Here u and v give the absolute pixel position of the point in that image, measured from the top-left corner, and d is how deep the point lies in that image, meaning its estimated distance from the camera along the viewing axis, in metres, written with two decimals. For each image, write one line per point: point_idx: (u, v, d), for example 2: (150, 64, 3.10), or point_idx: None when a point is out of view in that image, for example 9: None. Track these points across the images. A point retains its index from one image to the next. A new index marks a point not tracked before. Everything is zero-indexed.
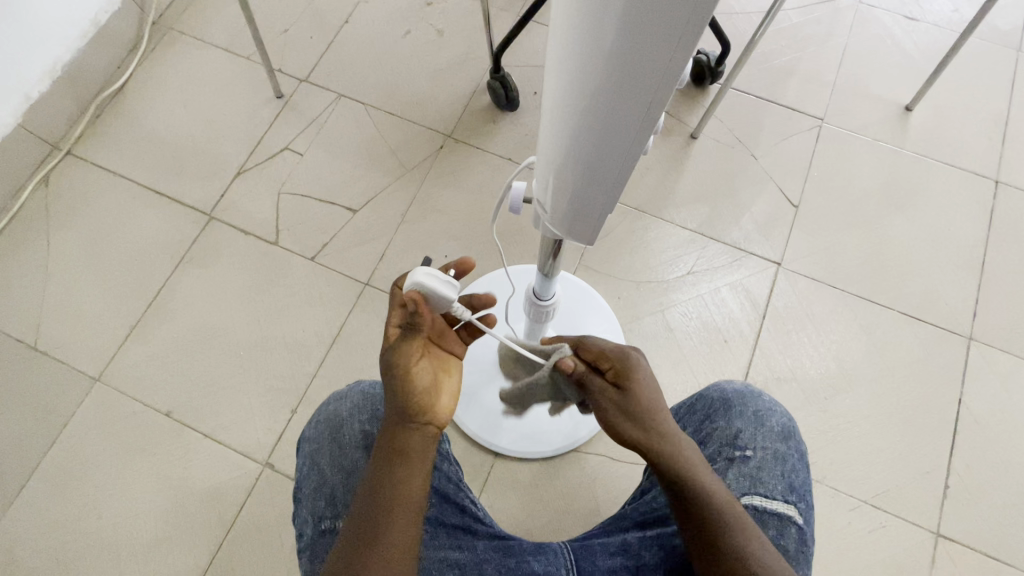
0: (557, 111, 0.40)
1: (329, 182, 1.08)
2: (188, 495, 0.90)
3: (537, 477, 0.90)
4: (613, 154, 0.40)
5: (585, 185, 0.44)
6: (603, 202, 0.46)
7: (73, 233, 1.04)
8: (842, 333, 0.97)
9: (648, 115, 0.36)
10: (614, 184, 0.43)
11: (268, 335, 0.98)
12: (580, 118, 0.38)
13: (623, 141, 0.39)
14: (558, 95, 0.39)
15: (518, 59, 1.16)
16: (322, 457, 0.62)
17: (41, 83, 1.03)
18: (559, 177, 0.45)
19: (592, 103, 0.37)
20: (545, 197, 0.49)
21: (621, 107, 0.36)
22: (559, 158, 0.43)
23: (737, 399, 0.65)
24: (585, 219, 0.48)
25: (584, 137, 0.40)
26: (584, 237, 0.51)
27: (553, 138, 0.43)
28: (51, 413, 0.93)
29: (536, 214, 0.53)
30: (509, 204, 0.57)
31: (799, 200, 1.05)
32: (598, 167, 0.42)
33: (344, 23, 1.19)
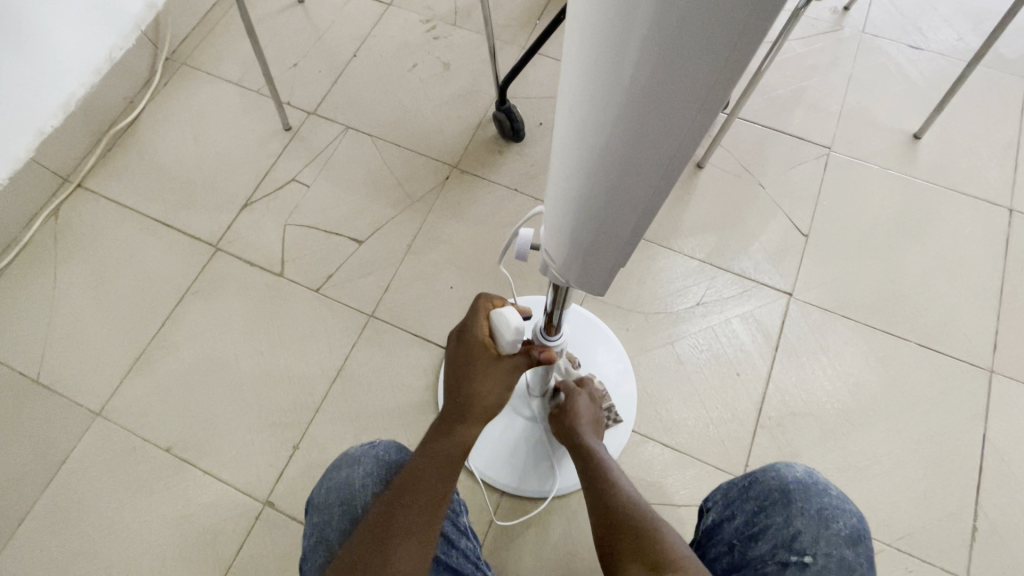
0: (573, 152, 0.38)
1: (336, 213, 1.08)
2: (186, 535, 0.88)
3: (545, 516, 0.87)
4: (637, 194, 0.38)
5: (605, 225, 0.42)
6: (622, 243, 0.44)
7: (80, 265, 1.04)
8: (857, 365, 0.94)
9: (676, 155, 0.34)
10: (637, 224, 0.41)
11: (272, 368, 0.97)
12: (601, 159, 0.37)
13: (648, 180, 0.37)
14: (574, 136, 0.37)
15: (523, 91, 1.17)
16: (332, 530, 0.60)
17: (54, 118, 1.03)
18: (575, 220, 0.43)
19: (614, 143, 0.35)
20: (556, 241, 0.47)
21: (648, 148, 0.34)
22: (575, 201, 0.41)
23: (800, 492, 0.59)
24: (595, 271, 0.48)
25: (604, 178, 0.38)
26: (602, 279, 0.49)
27: (567, 180, 0.41)
28: (50, 448, 0.92)
29: (545, 258, 0.51)
30: (516, 250, 0.56)
31: (808, 229, 1.03)
32: (620, 207, 0.40)
33: (352, 57, 1.21)
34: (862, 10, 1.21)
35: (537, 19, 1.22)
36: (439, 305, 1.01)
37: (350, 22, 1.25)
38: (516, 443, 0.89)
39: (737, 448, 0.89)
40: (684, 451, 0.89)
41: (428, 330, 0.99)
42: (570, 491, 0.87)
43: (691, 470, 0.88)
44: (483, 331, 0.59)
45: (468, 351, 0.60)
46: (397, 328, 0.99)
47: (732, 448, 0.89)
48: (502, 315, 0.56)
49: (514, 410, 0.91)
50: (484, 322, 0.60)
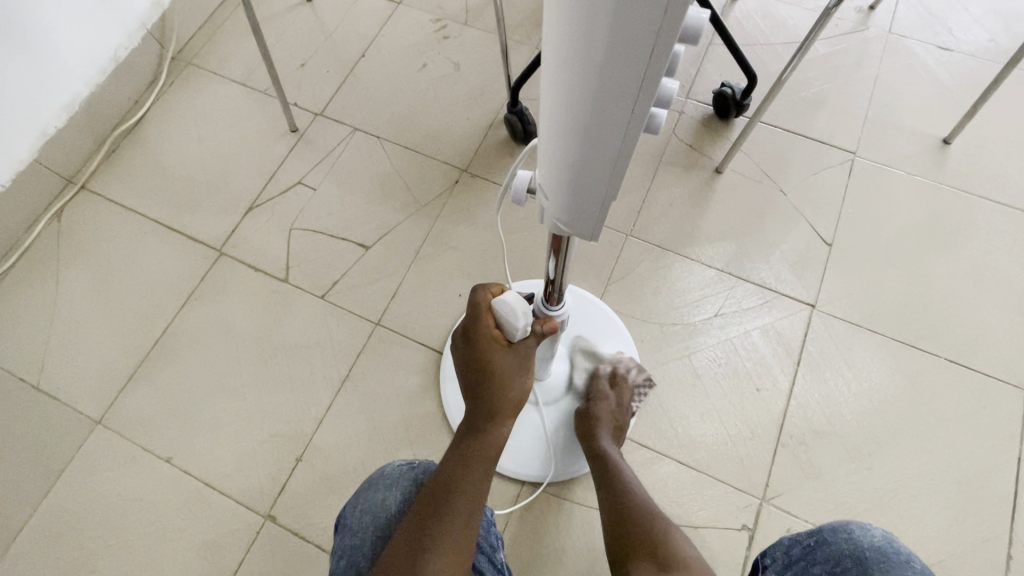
0: (554, 51, 0.32)
1: (343, 217, 1.05)
2: (185, 547, 0.85)
3: (554, 534, 0.83)
4: (624, 102, 0.32)
5: (592, 147, 0.36)
6: (612, 171, 0.38)
7: (83, 268, 1.02)
8: (884, 382, 0.90)
9: (663, 47, 0.28)
10: (626, 143, 0.35)
11: (275, 376, 0.95)
12: (580, 56, 0.30)
13: (634, 81, 0.30)
14: (555, 28, 0.31)
15: (535, 92, 1.14)
16: (363, 556, 0.57)
17: (58, 118, 1.01)
18: (561, 142, 0.37)
19: (585, 50, 0.30)
20: (546, 171, 0.41)
21: (628, 36, 0.28)
22: (559, 115, 0.36)
23: (877, 563, 0.54)
24: (587, 214, 0.42)
25: (586, 82, 0.32)
26: (593, 218, 0.43)
27: (553, 88, 0.35)
28: (50, 456, 0.90)
29: (540, 197, 0.45)
30: (512, 195, 0.50)
31: (832, 238, 0.99)
32: (606, 120, 0.34)
33: (361, 57, 1.19)
34: (889, 9, 1.16)
35: None
36: (447, 313, 0.98)
37: (359, 22, 1.22)
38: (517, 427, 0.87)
39: (757, 467, 0.85)
40: (701, 469, 0.86)
41: (435, 339, 0.96)
42: (568, 477, 0.85)
43: (709, 490, 0.84)
44: (489, 323, 0.59)
45: (480, 348, 0.60)
46: (403, 336, 0.96)
47: (752, 467, 0.85)
48: (499, 304, 0.55)
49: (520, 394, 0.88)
50: (487, 314, 0.60)
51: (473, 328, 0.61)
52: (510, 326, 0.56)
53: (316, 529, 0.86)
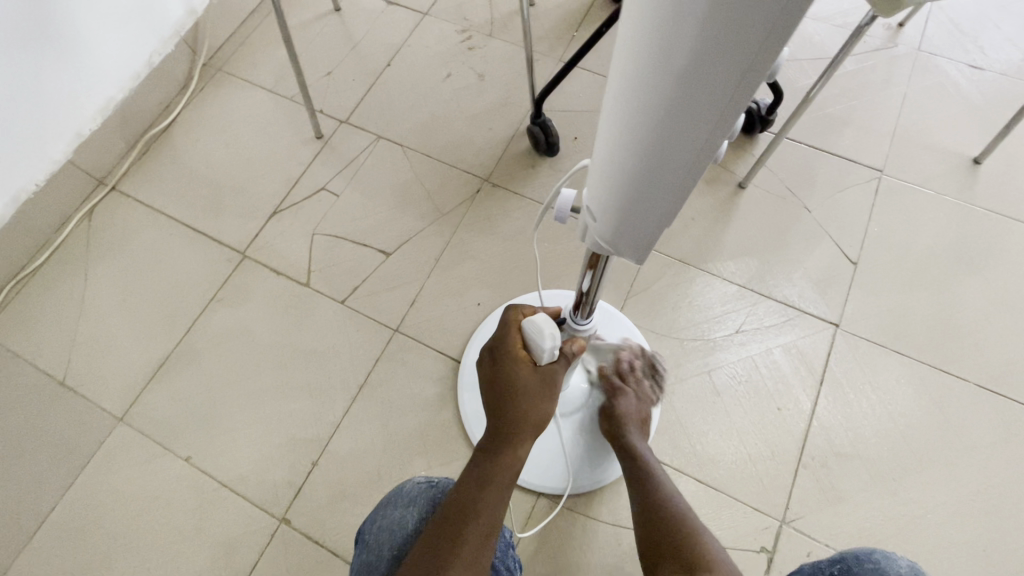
0: (625, 71, 0.32)
1: (365, 224, 1.06)
2: (200, 548, 0.86)
3: (569, 549, 0.82)
4: (696, 125, 0.31)
5: (655, 167, 0.35)
6: (674, 191, 0.37)
7: (111, 268, 1.05)
8: (910, 406, 0.88)
9: (749, 70, 0.27)
10: (692, 165, 0.34)
11: (293, 379, 0.95)
12: (657, 77, 0.30)
13: (711, 104, 0.30)
14: (630, 49, 0.31)
15: (557, 104, 1.14)
16: (380, 573, 0.57)
17: (92, 121, 1.05)
18: (621, 161, 0.37)
19: (664, 81, 0.30)
20: (597, 190, 0.40)
21: (714, 61, 0.27)
22: (623, 134, 0.35)
23: None
24: (635, 237, 0.42)
25: (658, 109, 0.32)
26: (643, 239, 0.42)
27: (618, 107, 0.34)
28: (72, 451, 0.92)
29: (586, 215, 0.44)
30: (555, 213, 0.50)
31: (857, 257, 0.98)
32: (674, 142, 0.33)
33: (386, 66, 1.20)
34: (918, 26, 1.15)
35: (574, 31, 1.19)
36: (465, 322, 0.98)
37: (385, 32, 1.24)
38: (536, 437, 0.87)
39: (777, 488, 0.84)
40: (718, 488, 0.84)
41: (453, 347, 0.96)
42: (586, 490, 0.84)
43: (727, 510, 0.83)
44: (516, 343, 0.63)
45: (506, 365, 0.62)
46: (421, 344, 0.97)
47: (771, 488, 0.84)
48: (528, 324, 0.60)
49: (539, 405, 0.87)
50: (515, 333, 0.63)
51: (502, 346, 0.64)
52: (536, 342, 0.59)
53: (330, 535, 0.86)
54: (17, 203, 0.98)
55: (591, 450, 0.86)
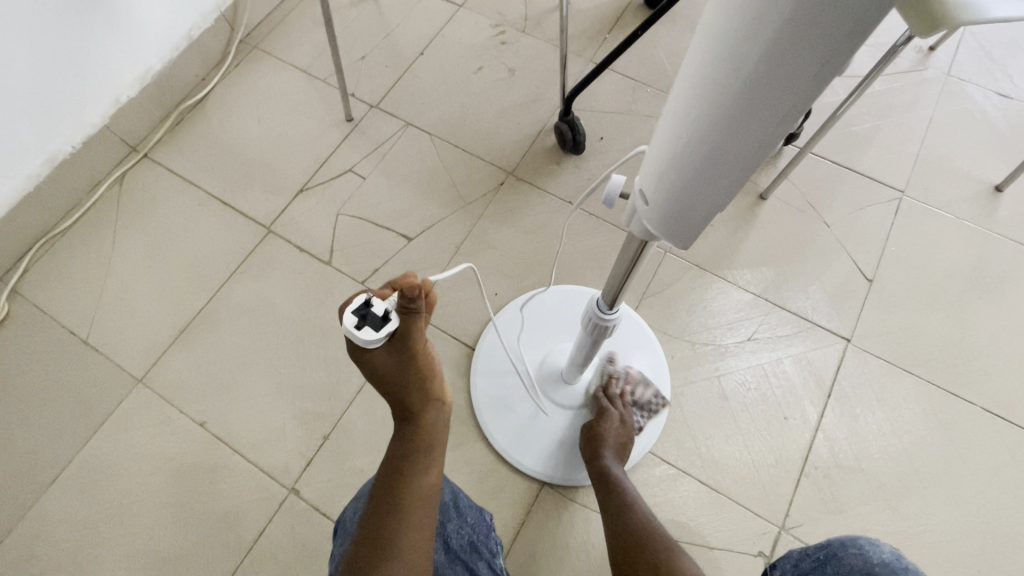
0: (703, 55, 0.32)
1: (389, 208, 1.08)
2: (210, 511, 0.88)
3: (571, 539, 0.84)
4: (767, 112, 0.31)
5: (717, 155, 0.35)
6: (730, 182, 0.37)
7: (138, 234, 1.07)
8: (915, 424, 0.89)
9: (834, 55, 0.28)
10: (755, 154, 0.34)
11: (310, 354, 0.97)
12: (735, 64, 0.31)
13: (787, 92, 0.30)
14: (711, 34, 0.31)
15: (586, 104, 1.16)
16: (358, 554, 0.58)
17: (131, 88, 1.08)
18: (680, 148, 0.37)
19: (746, 64, 0.30)
20: (651, 179, 0.40)
21: (799, 46, 0.28)
22: (688, 120, 0.35)
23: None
24: (685, 224, 0.41)
25: (733, 93, 0.32)
26: (695, 228, 0.41)
27: (687, 92, 0.35)
28: (90, 408, 0.94)
29: (635, 201, 0.44)
30: (602, 198, 0.48)
31: (874, 275, 0.99)
32: (741, 130, 0.33)
33: (419, 55, 1.22)
34: (949, 51, 1.16)
35: (607, 33, 1.20)
36: (481, 310, 0.99)
37: (420, 21, 1.26)
38: (545, 428, 0.88)
39: (779, 496, 0.85)
40: (720, 491, 0.86)
41: (468, 333, 0.97)
42: (587, 485, 0.86)
43: (728, 512, 0.84)
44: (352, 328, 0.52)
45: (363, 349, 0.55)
46: (437, 328, 0.98)
47: (773, 494, 0.85)
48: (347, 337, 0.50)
49: (541, 395, 0.90)
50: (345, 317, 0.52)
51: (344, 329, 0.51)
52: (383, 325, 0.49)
53: (338, 507, 0.88)
54: (52, 162, 1.01)
55: None
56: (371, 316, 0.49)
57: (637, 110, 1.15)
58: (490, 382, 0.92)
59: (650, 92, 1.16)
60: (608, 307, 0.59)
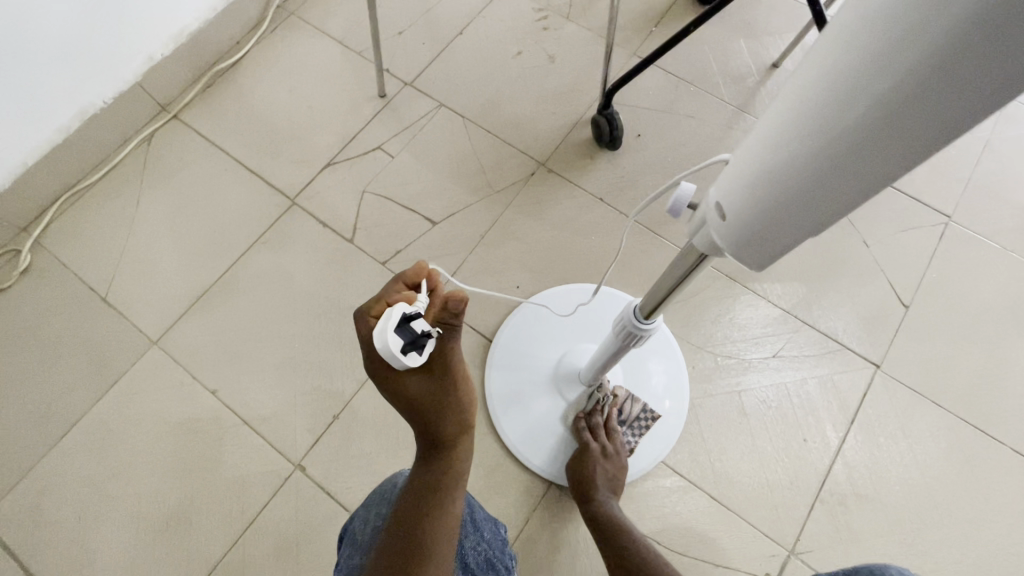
0: (823, 71, 0.29)
1: (415, 189, 1.06)
2: (215, 479, 0.88)
3: (574, 543, 0.83)
4: (888, 145, 0.27)
5: (821, 180, 0.31)
6: (826, 212, 0.32)
7: (163, 195, 1.06)
8: (940, 459, 0.86)
9: (976, 101, 0.24)
10: (865, 186, 0.30)
11: (325, 331, 0.96)
12: (859, 89, 0.27)
13: (916, 126, 0.26)
14: (851, 36, 0.27)
15: (625, 98, 1.12)
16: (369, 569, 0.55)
17: (165, 47, 1.06)
18: (770, 170, 0.33)
19: (872, 91, 0.26)
20: (730, 192, 0.36)
21: (939, 83, 0.24)
22: (790, 139, 0.31)
23: None
24: (756, 251, 0.37)
25: (849, 121, 0.28)
26: (767, 257, 0.37)
27: (803, 101, 0.30)
28: (104, 365, 0.94)
29: (703, 212, 0.41)
30: (668, 206, 0.45)
31: (910, 300, 0.95)
32: (859, 156, 0.28)
33: (458, 34, 1.19)
34: None
35: (654, 26, 1.16)
36: (502, 302, 0.97)
37: None
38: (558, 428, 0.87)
39: (791, 519, 0.83)
40: (731, 508, 0.84)
41: (487, 325, 0.95)
42: None
43: (737, 532, 0.82)
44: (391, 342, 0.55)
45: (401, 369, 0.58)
46: None
47: (785, 517, 0.83)
48: (384, 357, 0.50)
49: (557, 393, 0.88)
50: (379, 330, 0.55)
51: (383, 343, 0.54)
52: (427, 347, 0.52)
53: (342, 488, 0.87)
54: (83, 116, 1.00)
55: None
56: (418, 339, 0.50)
57: (677, 109, 1.11)
58: (506, 376, 0.90)
59: (693, 92, 1.12)
60: (644, 315, 0.56)
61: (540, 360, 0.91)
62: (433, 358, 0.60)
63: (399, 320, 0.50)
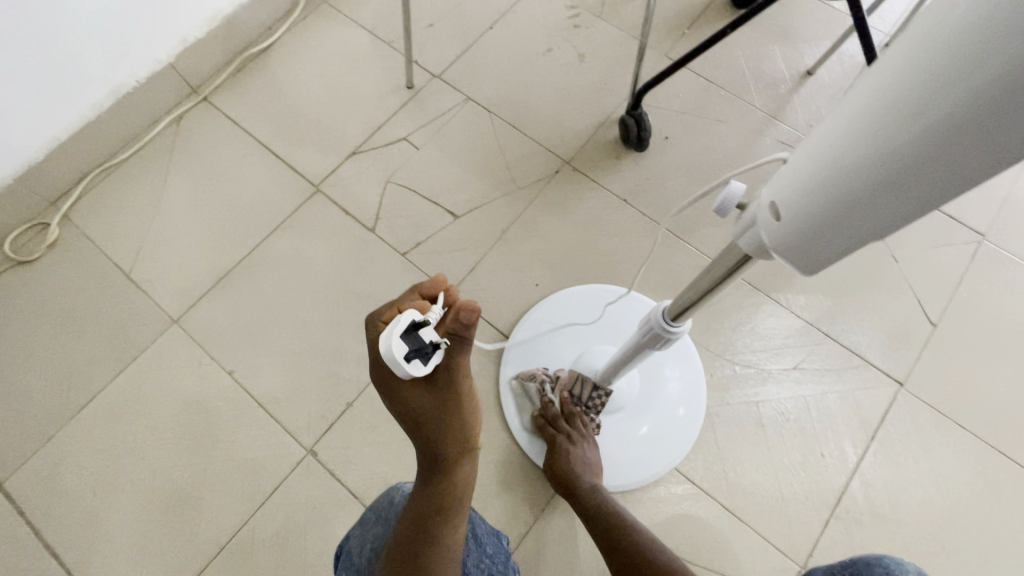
0: (894, 80, 0.28)
1: (439, 182, 1.06)
2: (228, 459, 0.89)
3: (582, 545, 0.82)
4: (953, 162, 0.26)
5: (892, 182, 0.29)
6: (892, 216, 0.31)
7: (190, 175, 1.07)
8: (961, 482, 0.84)
9: None
10: (940, 191, 0.28)
11: (342, 318, 0.97)
12: (931, 100, 0.26)
13: (985, 144, 0.25)
14: (941, 37, 0.25)
15: (654, 100, 1.11)
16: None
17: (200, 29, 1.07)
18: (826, 176, 0.32)
19: (944, 104, 0.25)
20: (784, 193, 0.35)
21: (1015, 102, 0.23)
22: (852, 146, 0.30)
23: None
24: (804, 255, 0.36)
25: (917, 133, 0.27)
26: (815, 264, 0.36)
27: (885, 96, 0.28)
28: (125, 340, 0.95)
29: (750, 213, 0.40)
30: (715, 205, 0.44)
31: (938, 319, 0.93)
32: (939, 159, 0.27)
33: (488, 29, 1.18)
34: None
35: (687, 29, 1.15)
36: (521, 299, 0.97)
37: None
38: None
39: (805, 535, 0.81)
40: (744, 520, 0.82)
41: (504, 321, 0.95)
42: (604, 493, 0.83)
43: (748, 544, 0.81)
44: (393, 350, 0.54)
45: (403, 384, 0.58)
46: None
47: (798, 533, 0.81)
48: (387, 362, 0.50)
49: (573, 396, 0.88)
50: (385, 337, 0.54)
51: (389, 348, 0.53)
52: (432, 358, 0.51)
53: (353, 475, 0.87)
54: (116, 94, 1.01)
55: (623, 454, 0.84)
56: (424, 348, 0.50)
57: (707, 114, 1.10)
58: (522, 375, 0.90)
59: (724, 96, 1.11)
60: (673, 320, 0.55)
61: (557, 361, 0.90)
62: (438, 373, 0.58)
63: (406, 326, 0.50)
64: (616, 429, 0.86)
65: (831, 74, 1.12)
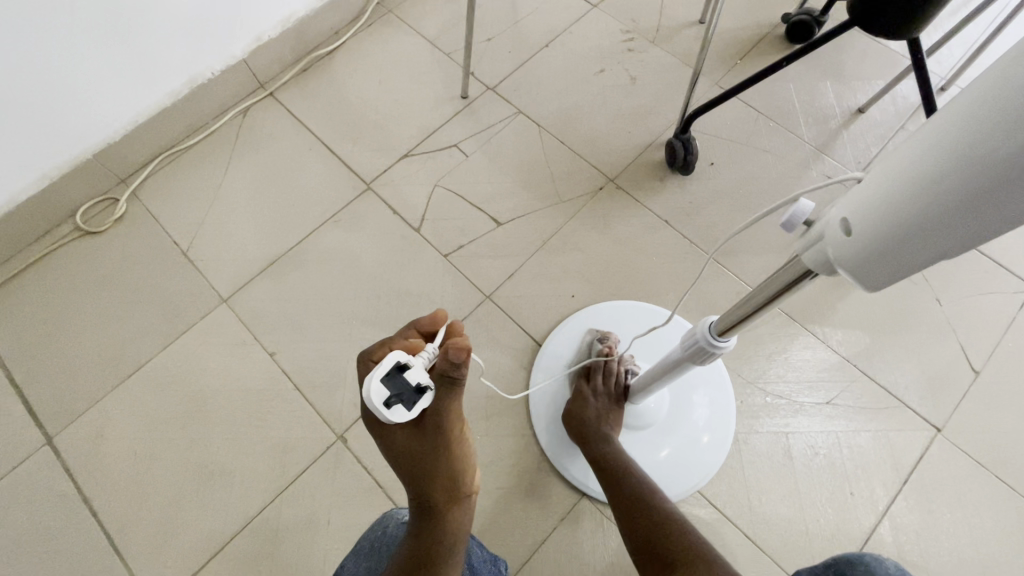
0: (963, 117, 0.29)
1: (485, 189, 1.09)
2: (261, 438, 0.92)
3: (598, 558, 0.82)
4: (1010, 200, 0.28)
5: (962, 207, 0.30)
6: (959, 239, 0.31)
7: (250, 165, 1.13)
8: (995, 537, 0.81)
9: None
10: (1008, 217, 0.29)
11: (381, 312, 1.00)
12: (994, 140, 0.27)
13: None
14: (1013, 85, 0.27)
15: (702, 126, 1.13)
16: None
17: (274, 30, 1.14)
18: (888, 201, 0.33)
19: (1006, 144, 0.27)
20: (850, 213, 0.36)
21: None
22: (916, 176, 0.32)
23: None
24: (868, 272, 0.37)
25: (979, 170, 0.28)
26: (877, 282, 0.37)
27: (952, 133, 0.30)
28: (177, 314, 1.00)
29: (818, 228, 0.41)
30: (782, 220, 0.46)
31: (982, 367, 0.91)
32: (1005, 189, 0.28)
33: (544, 47, 1.22)
34: None
35: (740, 59, 1.17)
36: (556, 308, 0.99)
37: (551, 13, 1.26)
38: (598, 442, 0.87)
39: None
40: (765, 550, 0.81)
41: (538, 329, 0.97)
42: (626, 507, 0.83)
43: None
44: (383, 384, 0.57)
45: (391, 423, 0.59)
46: (508, 316, 0.98)
47: None
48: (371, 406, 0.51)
49: None
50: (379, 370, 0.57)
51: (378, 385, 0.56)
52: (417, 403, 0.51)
53: (379, 465, 0.89)
54: (192, 84, 1.08)
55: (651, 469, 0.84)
56: (404, 393, 0.51)
57: (755, 143, 1.11)
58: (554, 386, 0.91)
59: (772, 128, 1.12)
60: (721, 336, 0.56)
61: None
62: (425, 416, 0.58)
63: (389, 370, 0.51)
64: (644, 443, 0.86)
65: (883, 113, 1.12)
